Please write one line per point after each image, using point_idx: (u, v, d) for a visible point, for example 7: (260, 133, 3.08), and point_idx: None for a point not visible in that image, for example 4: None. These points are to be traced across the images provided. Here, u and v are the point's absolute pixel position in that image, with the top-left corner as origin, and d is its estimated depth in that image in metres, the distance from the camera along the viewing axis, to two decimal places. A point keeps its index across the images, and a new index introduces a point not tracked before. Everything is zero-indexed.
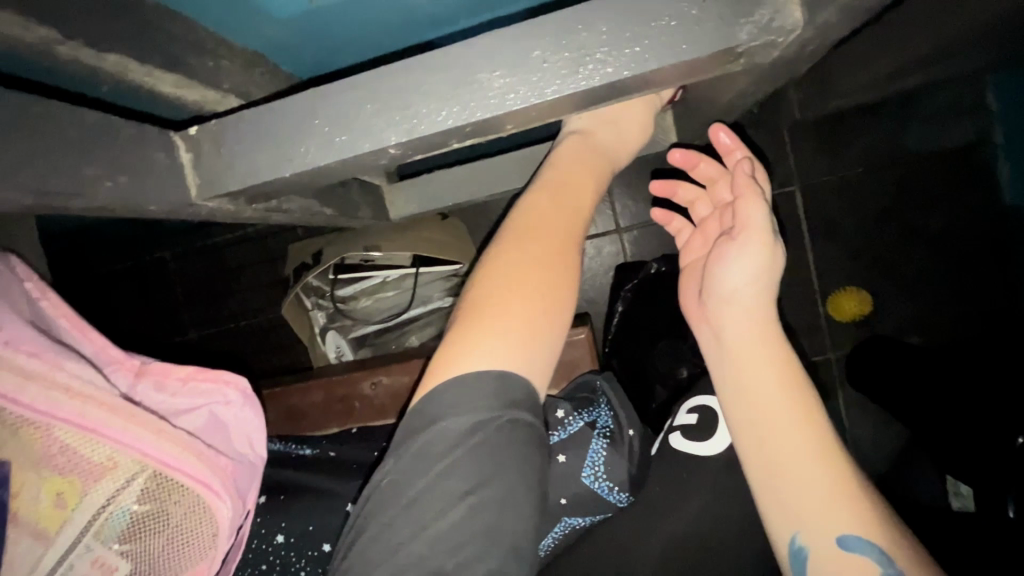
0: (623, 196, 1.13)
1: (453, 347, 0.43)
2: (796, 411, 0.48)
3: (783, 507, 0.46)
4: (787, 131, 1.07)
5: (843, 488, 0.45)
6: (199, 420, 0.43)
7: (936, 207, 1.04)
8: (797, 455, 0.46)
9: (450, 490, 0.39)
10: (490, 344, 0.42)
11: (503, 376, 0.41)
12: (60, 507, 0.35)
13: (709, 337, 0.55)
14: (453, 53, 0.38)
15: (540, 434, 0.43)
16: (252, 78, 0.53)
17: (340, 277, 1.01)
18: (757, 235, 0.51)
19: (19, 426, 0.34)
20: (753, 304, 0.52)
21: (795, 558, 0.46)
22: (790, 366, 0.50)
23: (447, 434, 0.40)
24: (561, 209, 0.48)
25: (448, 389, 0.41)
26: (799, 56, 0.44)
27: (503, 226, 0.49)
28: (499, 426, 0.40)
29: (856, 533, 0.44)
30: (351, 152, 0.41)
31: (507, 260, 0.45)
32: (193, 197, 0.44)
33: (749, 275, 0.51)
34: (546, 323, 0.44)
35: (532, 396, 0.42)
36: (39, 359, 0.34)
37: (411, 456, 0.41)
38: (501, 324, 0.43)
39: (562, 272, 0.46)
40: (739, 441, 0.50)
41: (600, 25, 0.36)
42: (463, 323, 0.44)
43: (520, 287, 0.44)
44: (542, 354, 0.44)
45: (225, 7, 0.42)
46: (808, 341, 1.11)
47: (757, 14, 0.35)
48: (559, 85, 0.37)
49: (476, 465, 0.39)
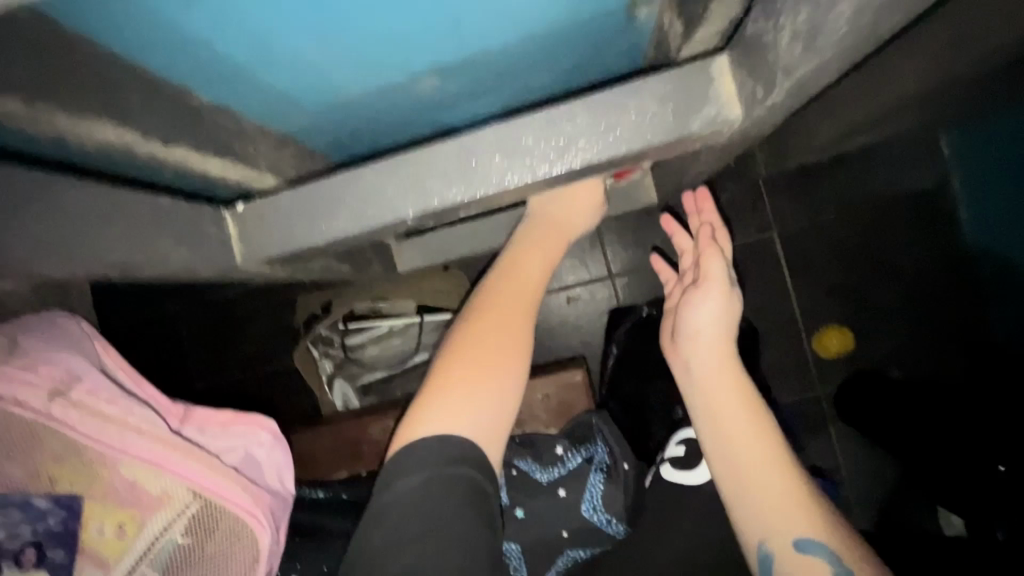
0: (614, 244, 1.21)
1: (422, 403, 0.53)
2: (754, 428, 0.56)
3: (750, 517, 0.53)
4: (762, 182, 1.16)
5: (798, 498, 0.52)
6: (236, 460, 0.48)
7: (904, 248, 1.13)
8: (758, 467, 0.54)
9: (404, 539, 0.46)
10: (445, 408, 0.51)
11: (447, 439, 0.49)
12: (121, 537, 0.40)
13: (681, 370, 0.64)
14: (458, 142, 0.46)
15: (484, 489, 0.50)
16: (283, 157, 0.61)
17: (350, 326, 1.09)
18: (718, 285, 0.64)
19: (93, 462, 0.39)
20: (713, 342, 0.62)
21: (762, 563, 0.52)
22: (748, 390, 0.59)
23: (400, 491, 0.48)
24: (521, 288, 0.60)
25: (411, 448, 0.50)
26: (749, 135, 0.52)
27: (471, 299, 0.60)
28: (442, 481, 0.48)
29: (809, 536, 0.51)
30: (375, 223, 0.48)
31: (472, 329, 0.56)
32: (238, 263, 0.51)
33: (711, 317, 0.63)
34: (493, 383, 0.54)
35: (475, 454, 0.50)
36: (115, 405, 0.40)
37: (373, 513, 0.48)
38: (464, 386, 0.53)
39: (512, 339, 0.56)
40: (711, 456, 0.58)
41: (580, 118, 0.45)
42: (435, 381, 0.54)
43: (480, 352, 0.55)
44: (493, 411, 0.53)
45: (268, 100, 0.51)
46: (796, 377, 1.16)
47: (705, 110, 0.44)
48: (547, 167, 0.46)
49: (423, 516, 0.46)
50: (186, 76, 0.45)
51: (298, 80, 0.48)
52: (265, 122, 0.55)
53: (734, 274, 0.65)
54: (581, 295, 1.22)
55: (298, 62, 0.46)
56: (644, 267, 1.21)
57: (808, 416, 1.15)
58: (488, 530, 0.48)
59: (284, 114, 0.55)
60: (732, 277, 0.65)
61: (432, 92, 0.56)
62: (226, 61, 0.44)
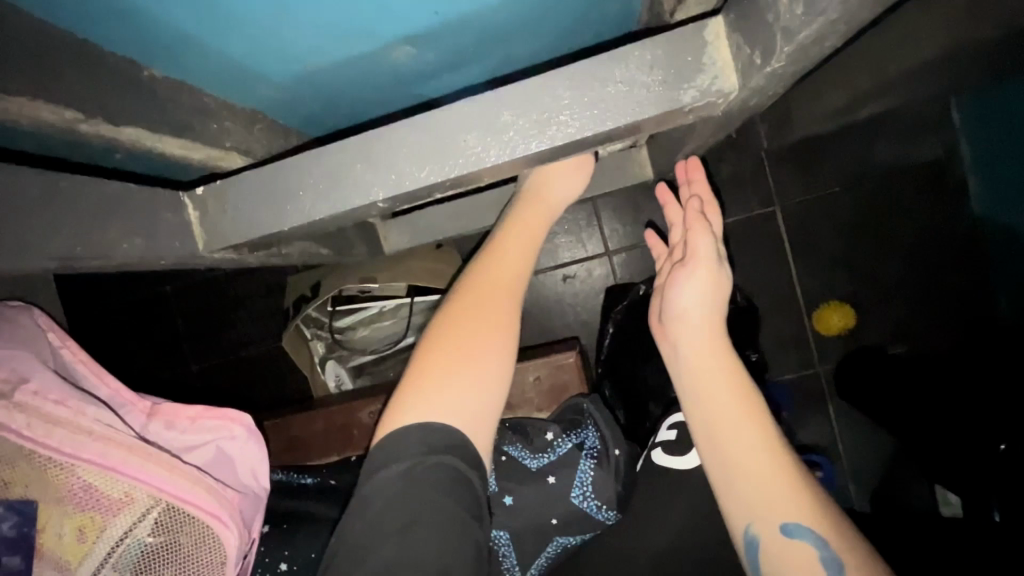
0: (612, 220, 1.18)
1: (400, 392, 0.50)
2: (742, 411, 0.53)
3: (737, 501, 0.51)
4: (766, 154, 1.11)
5: (788, 482, 0.50)
6: (206, 456, 0.47)
7: (911, 221, 1.09)
8: (746, 453, 0.51)
9: (385, 530, 0.44)
10: (422, 394, 0.49)
11: (429, 426, 0.47)
12: (81, 540, 0.38)
13: (669, 352, 0.61)
14: (432, 119, 0.43)
15: (470, 477, 0.47)
16: (251, 134, 0.57)
17: (339, 309, 1.05)
18: (704, 263, 0.60)
19: (45, 466, 0.37)
20: (701, 321, 0.59)
21: (749, 546, 0.51)
22: (737, 371, 0.56)
23: (382, 481, 0.46)
24: (505, 268, 0.57)
25: (392, 437, 0.48)
26: (749, 106, 0.48)
27: (456, 282, 0.57)
28: (425, 469, 0.46)
29: (797, 522, 0.49)
30: (344, 206, 0.45)
31: (454, 312, 0.53)
32: (203, 249, 0.48)
33: (697, 296, 0.60)
34: (476, 366, 0.51)
35: (461, 441, 0.48)
36: (64, 406, 0.38)
37: (355, 503, 0.46)
38: (441, 369, 0.50)
39: (497, 321, 0.53)
40: (698, 441, 0.56)
41: (562, 90, 0.41)
42: (416, 366, 0.51)
43: (459, 332, 0.52)
44: (477, 395, 0.50)
45: (227, 71, 0.47)
46: (796, 355, 1.14)
47: (698, 79, 0.40)
48: (526, 144, 0.42)
49: (404, 506, 0.44)
50: (132, 47, 0.41)
51: (257, 50, 0.44)
52: (227, 96, 0.51)
53: (722, 249, 0.62)
54: (577, 273, 1.19)
55: (253, 30, 0.42)
56: (641, 243, 1.17)
57: (808, 395, 1.14)
58: (474, 518, 0.46)
59: (249, 87, 0.51)
60: (719, 252, 0.61)
61: (407, 62, 0.51)
62: (174, 31, 0.40)
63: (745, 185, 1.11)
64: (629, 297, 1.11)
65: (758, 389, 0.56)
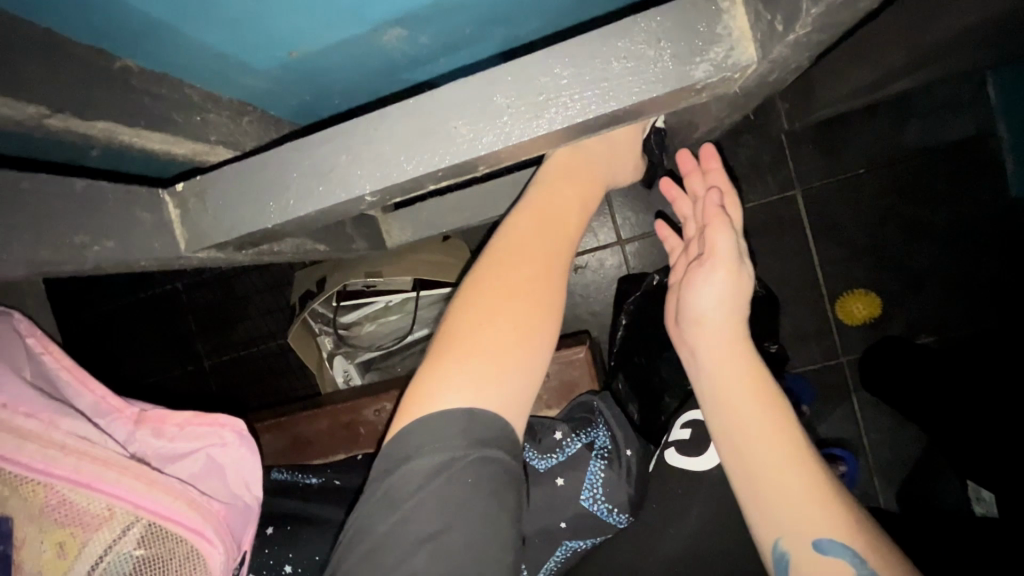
0: (624, 209, 1.13)
1: (428, 379, 0.44)
2: (768, 420, 0.50)
3: (766, 516, 0.48)
4: (786, 136, 1.06)
5: (819, 496, 0.47)
6: (196, 465, 0.45)
7: (944, 203, 1.03)
8: (773, 464, 0.48)
9: (419, 529, 0.40)
10: (461, 382, 0.43)
11: (471, 413, 0.43)
12: (62, 556, 0.37)
13: (688, 358, 0.58)
14: (420, 104, 0.39)
15: (513, 471, 0.44)
16: (241, 127, 0.54)
17: (344, 304, 1.04)
18: (724, 262, 0.55)
19: (19, 484, 0.35)
20: (721, 325, 0.55)
21: (778, 563, 0.48)
22: (763, 378, 0.53)
23: (415, 474, 0.42)
24: (551, 238, 0.50)
25: (422, 424, 0.42)
26: (768, 82, 0.44)
27: (486, 256, 0.49)
28: (467, 464, 0.42)
29: (832, 538, 0.46)
30: (329, 201, 0.42)
31: (491, 284, 0.47)
32: (184, 249, 0.45)
33: (717, 298, 0.55)
34: (521, 359, 0.45)
35: (503, 431, 0.43)
36: (36, 419, 0.36)
37: (380, 495, 0.42)
38: (482, 361, 0.44)
39: (537, 315, 0.47)
40: (721, 452, 0.53)
41: (562, 69, 0.37)
42: (449, 344, 0.45)
43: (502, 323, 0.45)
44: (519, 385, 0.45)
45: (209, 64, 0.45)
46: (818, 346, 1.09)
47: (712, 52, 0.36)
48: (521, 130, 0.38)
49: (443, 506, 0.41)
50: (101, 36, 0.39)
51: (238, 36, 0.41)
52: (211, 88, 0.49)
53: (744, 245, 0.56)
54: (587, 264, 1.16)
55: (230, 14, 0.38)
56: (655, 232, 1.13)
57: (830, 388, 1.09)
58: (512, 519, 0.43)
59: (233, 79, 0.48)
60: (742, 250, 0.56)
61: (399, 45, 0.48)
62: (144, 19, 0.38)
63: (763, 170, 1.06)
64: (642, 287, 1.06)
65: (786, 396, 0.53)
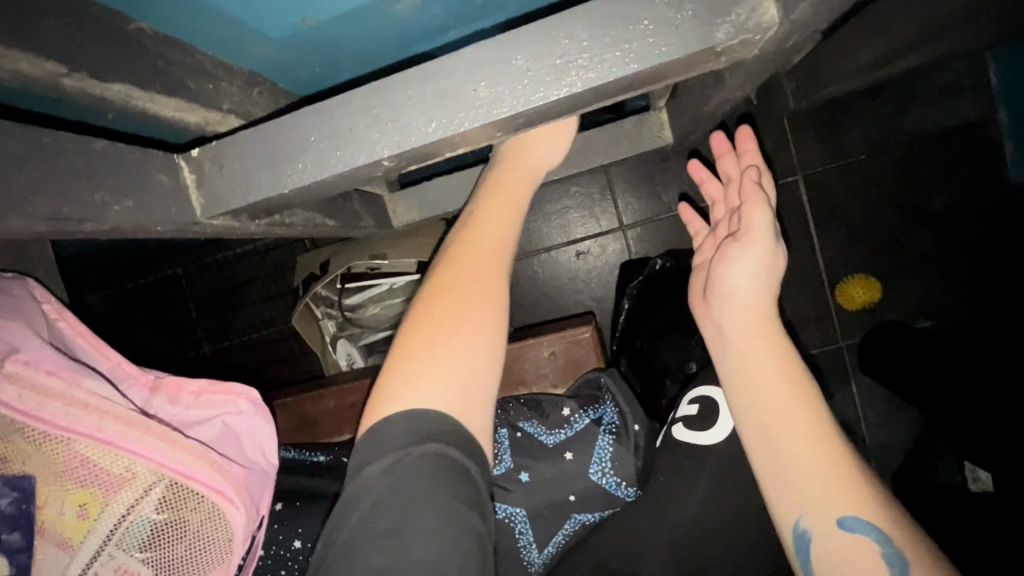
0: (627, 194, 1.13)
1: (379, 389, 0.46)
2: (791, 394, 0.51)
3: (784, 493, 0.49)
4: (789, 121, 1.06)
5: (840, 472, 0.48)
6: (213, 431, 0.45)
7: (944, 188, 1.03)
8: (797, 438, 0.49)
9: (376, 530, 0.40)
10: (398, 385, 0.44)
11: (413, 413, 0.43)
12: (83, 517, 0.37)
13: (713, 331, 0.58)
14: (440, 67, 0.39)
15: (468, 467, 0.43)
16: (251, 97, 0.54)
17: (348, 286, 1.04)
18: (760, 238, 0.56)
19: (42, 441, 0.36)
20: (753, 302, 0.55)
21: (800, 541, 0.48)
22: (788, 354, 0.53)
23: (368, 480, 0.42)
24: (485, 236, 0.51)
25: (369, 433, 0.44)
26: (785, 48, 0.44)
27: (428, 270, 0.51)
28: (413, 460, 0.41)
29: (856, 514, 0.46)
30: (347, 166, 0.42)
31: (427, 293, 0.48)
32: (200, 216, 0.45)
33: (751, 274, 0.56)
34: (459, 352, 0.45)
35: (449, 423, 0.43)
36: (57, 377, 0.36)
37: (342, 502, 0.42)
38: (418, 362, 0.45)
39: (475, 307, 0.47)
40: (743, 428, 0.53)
41: (583, 31, 0.37)
42: (396, 353, 0.46)
43: (435, 323, 0.46)
44: (462, 377, 0.45)
45: (221, 30, 0.44)
46: (819, 330, 1.10)
47: (733, 14, 0.36)
48: (542, 93, 0.38)
49: (395, 503, 0.40)
50: None
51: (254, 0, 0.41)
52: (225, 57, 0.49)
53: (779, 225, 0.57)
54: (590, 248, 1.15)
55: None
56: (657, 217, 1.13)
57: (830, 372, 1.10)
58: (473, 513, 0.42)
59: (246, 47, 0.48)
60: (777, 230, 0.56)
61: (413, 14, 0.48)
62: None
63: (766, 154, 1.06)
64: (645, 272, 1.10)
65: (810, 372, 0.53)
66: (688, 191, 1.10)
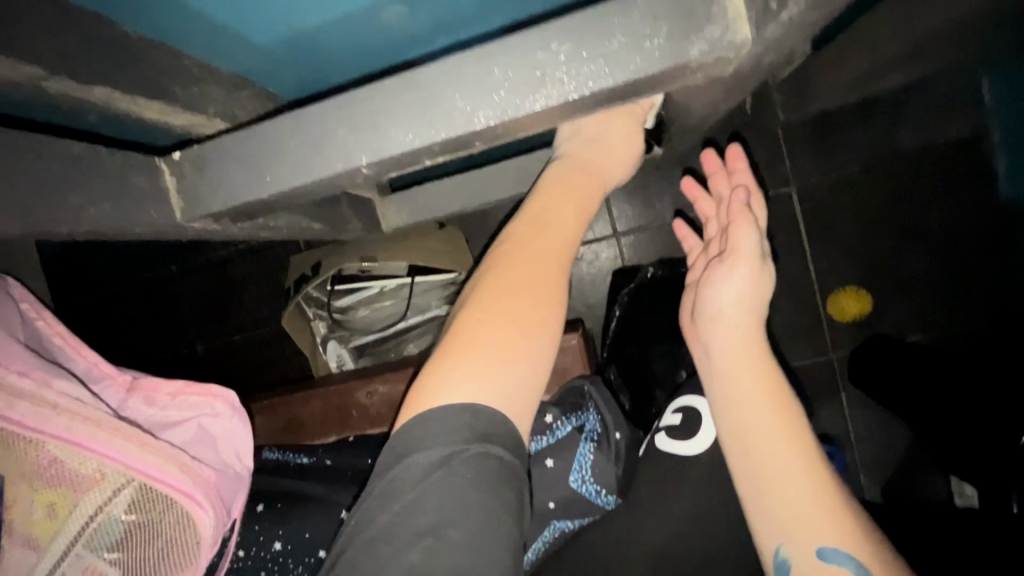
0: (621, 201, 1.14)
1: (435, 371, 0.44)
2: (775, 419, 0.51)
3: (766, 519, 0.48)
4: (783, 132, 1.07)
5: (827, 503, 0.47)
6: (188, 433, 0.45)
7: (937, 202, 1.04)
8: (779, 465, 0.48)
9: (414, 526, 0.39)
10: (463, 375, 0.43)
11: (473, 409, 0.42)
12: (52, 517, 0.38)
13: (701, 353, 0.59)
14: (418, 77, 0.40)
15: (514, 467, 0.42)
16: (239, 101, 0.54)
17: (338, 288, 1.02)
18: (746, 261, 0.57)
19: (13, 442, 0.36)
20: (735, 324, 0.57)
21: (779, 568, 0.47)
22: (773, 377, 0.54)
23: (415, 469, 0.41)
24: (557, 228, 0.51)
25: (421, 420, 0.42)
26: (764, 63, 0.45)
27: (490, 253, 0.51)
28: (464, 460, 0.40)
29: (836, 545, 0.45)
30: (326, 172, 0.42)
31: (497, 278, 0.48)
32: (180, 218, 0.46)
33: (734, 296, 0.57)
34: (527, 347, 0.45)
35: (506, 427, 0.43)
36: (29, 377, 0.37)
37: (380, 491, 0.41)
38: (485, 352, 0.44)
39: (540, 305, 0.47)
40: (729, 451, 0.53)
41: (559, 45, 0.37)
42: (458, 337, 0.45)
43: (502, 313, 0.46)
44: (526, 372, 0.45)
45: (205, 34, 0.45)
46: (809, 341, 1.10)
47: (708, 30, 0.36)
48: (517, 105, 0.39)
49: (439, 499, 0.39)
50: None
51: (233, 5, 0.41)
52: (210, 60, 0.49)
53: (767, 243, 0.58)
54: (583, 255, 1.15)
55: None
56: (651, 225, 1.13)
57: (820, 384, 1.10)
58: (513, 521, 0.41)
59: (230, 51, 0.48)
60: (764, 248, 0.58)
61: (399, 22, 0.48)
62: None
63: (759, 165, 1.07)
64: (637, 279, 1.09)
65: (797, 399, 0.53)
66: (681, 200, 1.11)
